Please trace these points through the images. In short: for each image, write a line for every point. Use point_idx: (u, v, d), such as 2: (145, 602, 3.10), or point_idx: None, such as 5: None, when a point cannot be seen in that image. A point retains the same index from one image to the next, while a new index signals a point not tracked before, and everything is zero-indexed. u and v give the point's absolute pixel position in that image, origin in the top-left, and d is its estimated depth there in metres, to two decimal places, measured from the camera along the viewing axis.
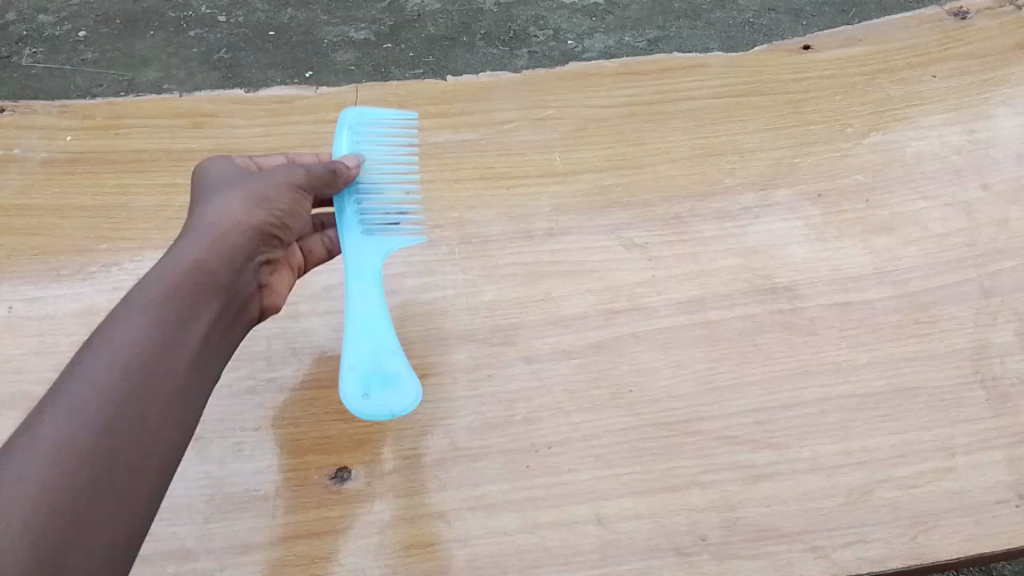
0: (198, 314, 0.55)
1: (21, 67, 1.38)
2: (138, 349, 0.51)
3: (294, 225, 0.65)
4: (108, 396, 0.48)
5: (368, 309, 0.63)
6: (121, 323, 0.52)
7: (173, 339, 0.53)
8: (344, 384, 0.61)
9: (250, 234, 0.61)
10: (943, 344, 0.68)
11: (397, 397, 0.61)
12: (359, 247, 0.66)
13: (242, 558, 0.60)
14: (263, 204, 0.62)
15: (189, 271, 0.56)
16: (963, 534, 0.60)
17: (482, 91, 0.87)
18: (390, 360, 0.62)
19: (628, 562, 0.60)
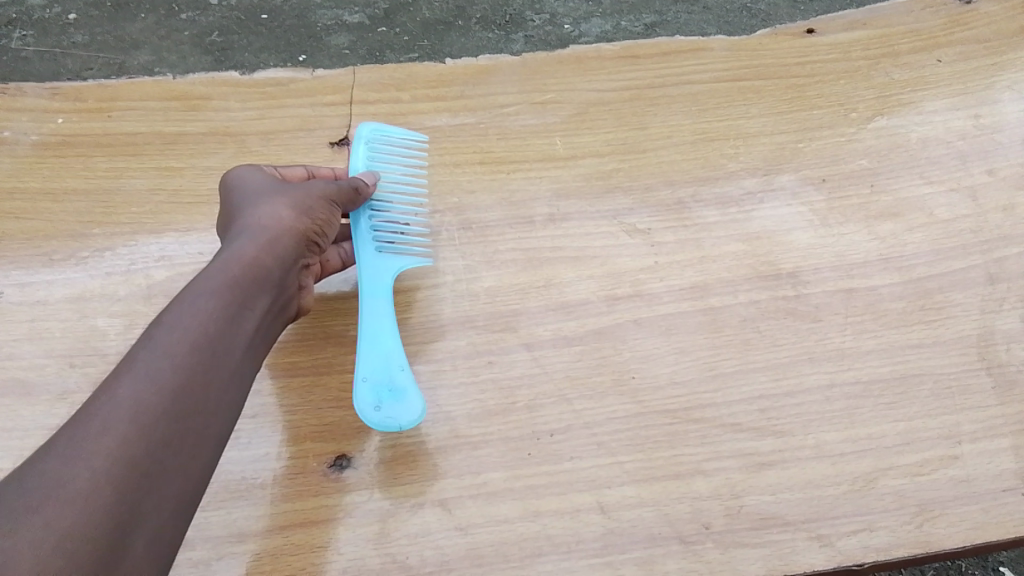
0: (244, 316, 0.57)
1: (10, 50, 1.36)
2: (189, 347, 0.52)
3: (326, 235, 0.67)
4: (160, 391, 0.49)
5: (378, 324, 0.65)
6: (174, 319, 0.53)
7: (220, 340, 0.54)
8: (357, 392, 0.62)
9: (292, 241, 0.63)
10: (948, 331, 0.68)
11: (405, 409, 0.62)
12: (372, 263, 0.68)
13: (240, 547, 0.59)
14: (303, 211, 0.65)
15: (240, 272, 0.58)
16: (969, 522, 0.60)
17: (481, 74, 0.85)
18: (399, 373, 0.63)
19: (632, 550, 0.59)
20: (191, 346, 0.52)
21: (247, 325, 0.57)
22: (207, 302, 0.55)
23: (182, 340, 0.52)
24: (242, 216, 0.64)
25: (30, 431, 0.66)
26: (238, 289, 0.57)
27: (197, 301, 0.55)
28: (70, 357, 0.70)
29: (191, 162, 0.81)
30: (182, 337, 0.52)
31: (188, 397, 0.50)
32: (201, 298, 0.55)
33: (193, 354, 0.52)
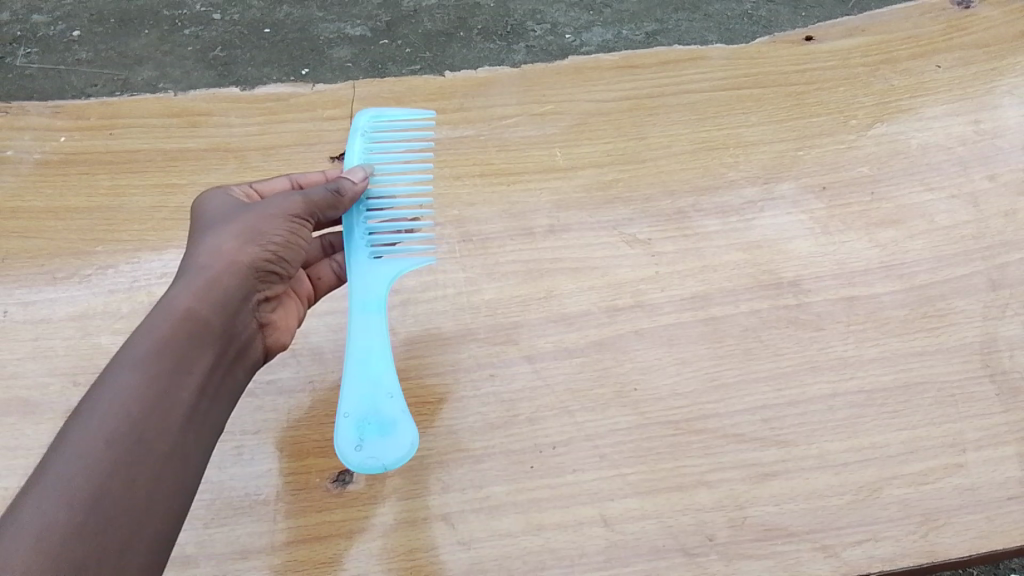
0: (182, 379, 0.54)
1: (15, 67, 1.37)
2: (105, 443, 0.48)
3: (289, 258, 0.63)
4: (72, 505, 0.45)
5: (370, 345, 0.62)
6: (90, 412, 0.49)
7: (148, 419, 0.51)
8: (340, 429, 0.60)
9: (242, 274, 0.59)
10: (951, 339, 0.67)
11: (389, 447, 0.59)
12: (365, 275, 0.65)
13: (243, 564, 0.59)
14: (258, 239, 0.61)
15: (178, 323, 0.55)
16: (975, 531, 0.59)
17: (480, 87, 0.86)
18: (387, 402, 0.61)
19: (636, 563, 0.59)
20: (108, 441, 0.48)
21: (186, 388, 0.54)
22: (131, 379, 0.51)
23: (98, 434, 0.48)
24: (191, 251, 0.60)
25: (33, 450, 0.66)
26: (172, 350, 0.54)
27: (119, 380, 0.51)
28: (73, 375, 0.70)
29: (192, 179, 0.81)
30: (98, 432, 0.49)
31: (110, 497, 0.47)
32: (124, 375, 0.51)
33: (110, 449, 0.48)
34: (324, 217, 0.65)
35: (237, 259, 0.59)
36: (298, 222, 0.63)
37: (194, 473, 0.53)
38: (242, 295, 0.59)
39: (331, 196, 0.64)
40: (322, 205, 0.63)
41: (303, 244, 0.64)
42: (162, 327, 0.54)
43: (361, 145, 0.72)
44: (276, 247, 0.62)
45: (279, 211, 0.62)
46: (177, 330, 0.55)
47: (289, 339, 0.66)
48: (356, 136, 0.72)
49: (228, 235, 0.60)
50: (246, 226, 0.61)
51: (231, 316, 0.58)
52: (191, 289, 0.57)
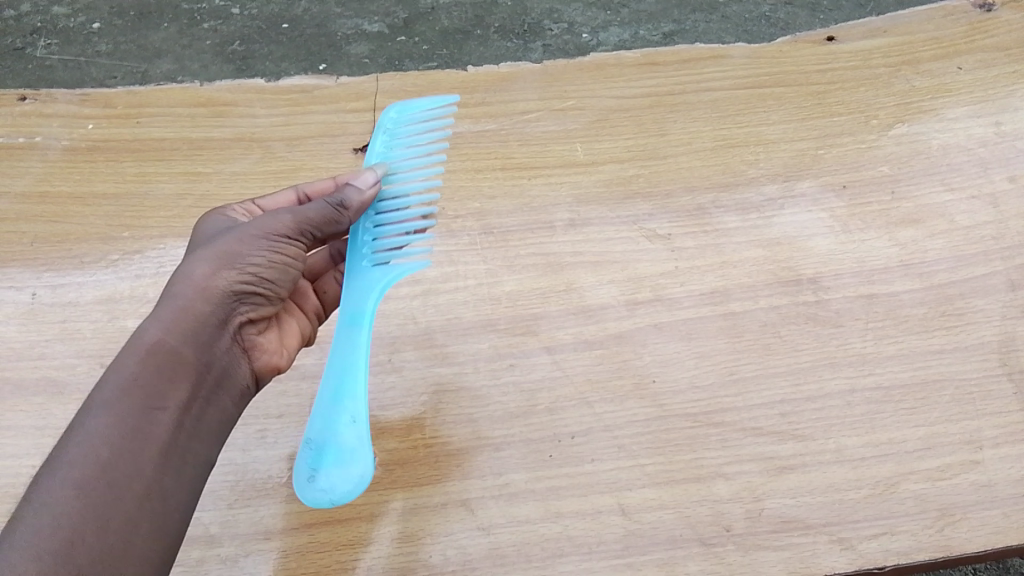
0: (154, 416, 0.53)
1: (36, 58, 1.39)
2: (75, 490, 0.48)
3: (272, 279, 0.61)
4: (39, 554, 0.45)
5: (347, 361, 0.60)
6: (60, 459, 0.49)
7: (118, 461, 0.50)
8: (299, 454, 0.57)
9: (217, 300, 0.58)
10: (969, 337, 0.68)
11: (342, 478, 0.56)
12: (356, 290, 0.65)
13: (265, 544, 0.60)
14: (236, 262, 0.59)
15: (147, 356, 0.54)
16: (992, 527, 0.59)
17: (503, 82, 0.87)
18: (349, 429, 0.57)
19: (652, 552, 0.59)
20: (77, 488, 0.48)
21: (159, 424, 0.53)
22: (99, 422, 0.51)
23: (66, 482, 0.48)
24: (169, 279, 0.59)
25: (60, 429, 0.67)
26: (142, 387, 0.53)
27: (88, 423, 0.51)
28: (99, 357, 0.71)
29: (217, 168, 0.82)
30: (66, 479, 0.48)
31: (80, 545, 0.46)
32: (92, 419, 0.51)
33: (80, 496, 0.48)
34: (314, 231, 0.63)
35: (211, 285, 0.58)
36: (283, 241, 0.62)
37: (176, 507, 0.52)
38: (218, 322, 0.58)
39: (332, 212, 0.64)
40: (313, 219, 0.63)
41: (290, 262, 0.62)
42: (132, 363, 0.53)
43: (379, 145, 0.74)
44: (257, 268, 0.60)
45: (259, 230, 0.61)
46: (147, 365, 0.53)
47: (285, 361, 0.65)
48: (377, 133, 0.75)
49: (201, 259, 0.59)
50: (222, 249, 0.59)
51: (206, 345, 0.57)
52: (161, 321, 0.56)
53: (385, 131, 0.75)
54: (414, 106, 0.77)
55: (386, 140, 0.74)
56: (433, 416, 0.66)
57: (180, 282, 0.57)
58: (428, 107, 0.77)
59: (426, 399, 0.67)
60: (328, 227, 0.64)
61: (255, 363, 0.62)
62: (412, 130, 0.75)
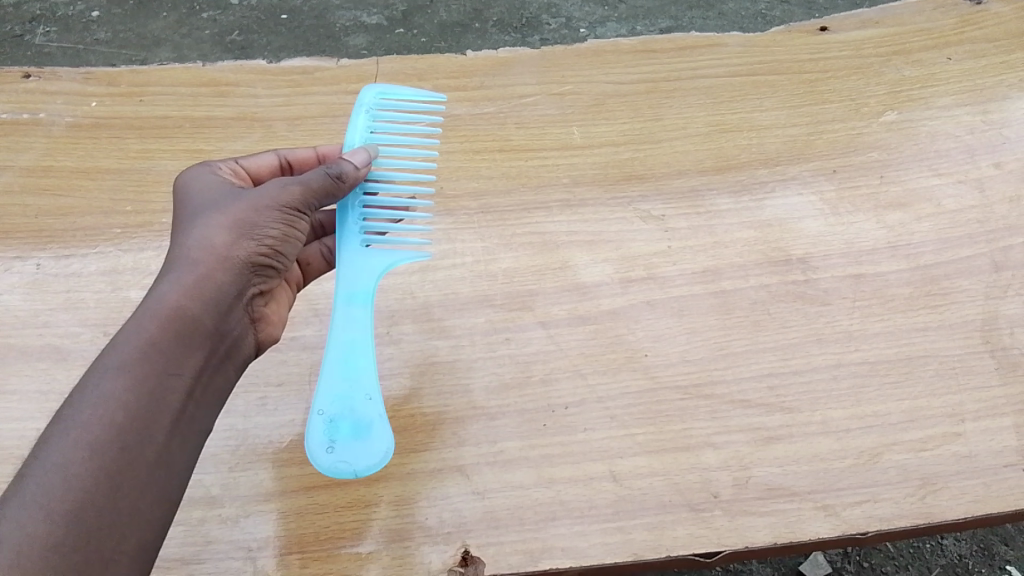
0: (170, 382, 0.52)
1: (34, 45, 1.40)
2: (88, 452, 0.47)
3: (282, 250, 0.61)
4: (50, 517, 0.44)
5: (352, 336, 0.61)
6: (71, 418, 0.48)
7: (131, 425, 0.49)
8: (312, 428, 0.58)
9: (233, 270, 0.58)
10: (954, 316, 0.69)
11: (359, 454, 0.58)
12: (353, 267, 0.65)
13: (265, 506, 0.62)
14: (251, 232, 0.59)
15: (166, 320, 0.54)
16: (971, 495, 0.61)
17: (502, 66, 0.88)
18: (365, 404, 0.59)
19: (642, 516, 0.61)
20: (90, 449, 0.47)
21: (174, 390, 0.52)
22: (114, 384, 0.50)
23: (79, 443, 0.47)
24: (178, 242, 0.58)
25: (64, 395, 0.69)
26: (162, 353, 0.52)
27: (102, 384, 0.50)
28: (103, 326, 0.72)
29: (219, 145, 0.83)
30: (78, 440, 0.47)
31: (91, 509, 0.45)
32: (106, 379, 0.50)
33: (93, 458, 0.47)
34: (321, 204, 0.64)
35: (230, 255, 0.58)
36: (296, 213, 0.62)
37: (179, 475, 0.52)
38: (233, 291, 0.58)
39: (335, 186, 0.63)
40: (317, 190, 0.62)
41: (297, 236, 0.63)
42: (150, 326, 0.53)
43: (365, 123, 0.71)
44: (271, 239, 0.60)
45: (272, 200, 0.61)
46: (166, 329, 0.53)
47: (277, 334, 0.65)
48: (361, 110, 0.72)
49: (216, 227, 0.59)
50: (237, 218, 0.59)
51: (221, 314, 0.57)
52: (179, 286, 0.55)
53: (368, 111, 0.72)
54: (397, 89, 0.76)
55: (371, 119, 0.72)
56: (430, 387, 0.68)
57: (196, 247, 0.57)
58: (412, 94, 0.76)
59: (423, 370, 0.69)
60: (332, 201, 0.64)
61: (257, 335, 0.62)
62: (397, 116, 0.74)
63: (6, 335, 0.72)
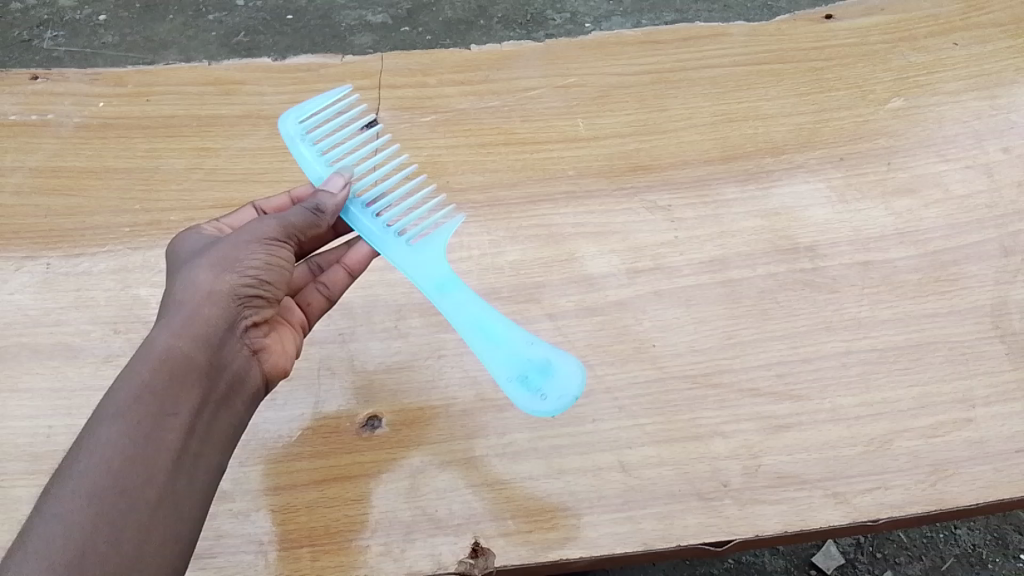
0: (167, 422, 0.51)
1: (43, 50, 1.40)
2: (87, 500, 0.46)
3: (275, 280, 0.59)
4: (52, 568, 0.43)
5: (469, 314, 0.62)
6: (72, 469, 0.47)
7: (130, 470, 0.48)
8: (515, 395, 0.59)
9: (224, 304, 0.56)
10: (963, 301, 0.69)
11: (564, 381, 0.59)
12: (421, 264, 0.64)
13: (276, 500, 0.62)
14: (236, 266, 0.57)
15: (159, 363, 0.52)
16: (983, 481, 0.61)
17: (506, 60, 0.88)
18: (532, 348, 0.60)
19: (652, 506, 0.61)
20: (89, 497, 0.46)
21: (172, 430, 0.51)
22: (110, 429, 0.49)
23: (78, 492, 0.46)
24: (169, 288, 0.57)
25: (76, 391, 0.69)
26: (155, 394, 0.51)
27: (99, 432, 0.49)
28: (113, 324, 0.73)
29: (226, 143, 0.83)
30: (78, 489, 0.46)
31: (95, 553, 0.45)
32: (102, 427, 0.49)
33: (94, 504, 0.46)
34: (300, 237, 0.62)
35: (215, 289, 0.56)
36: (276, 244, 0.60)
37: (189, 514, 0.51)
38: (226, 326, 0.56)
39: (310, 216, 0.62)
40: (297, 224, 0.61)
41: (284, 264, 0.60)
42: (142, 371, 0.52)
43: (308, 153, 0.70)
44: (259, 271, 0.58)
45: (252, 234, 0.59)
46: (159, 371, 0.52)
47: (287, 367, 0.63)
48: (295, 144, 0.71)
49: (203, 266, 0.57)
50: (219, 254, 0.57)
51: (216, 351, 0.55)
52: (169, 328, 0.54)
53: (303, 140, 0.71)
54: (309, 105, 0.74)
55: (311, 146, 0.71)
56: (438, 379, 0.68)
57: (183, 288, 0.56)
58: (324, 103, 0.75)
59: (431, 363, 0.68)
60: (310, 233, 0.62)
61: (262, 368, 0.60)
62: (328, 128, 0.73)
63: (18, 334, 0.72)
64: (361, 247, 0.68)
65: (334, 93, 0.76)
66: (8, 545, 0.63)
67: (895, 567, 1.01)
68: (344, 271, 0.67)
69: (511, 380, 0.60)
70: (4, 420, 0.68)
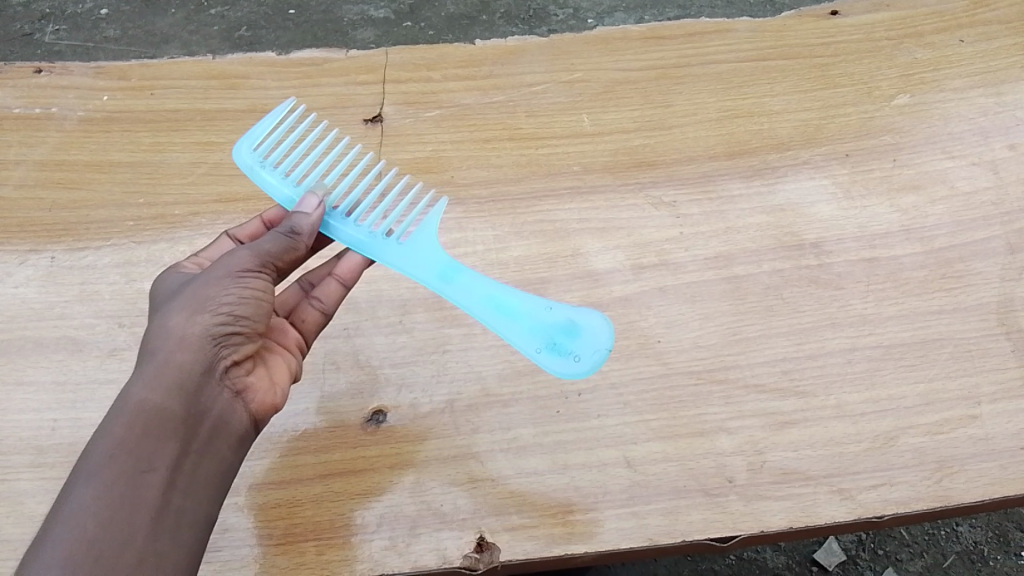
0: (144, 478, 0.50)
1: (44, 44, 1.40)
2: (62, 569, 0.45)
3: (253, 316, 0.57)
4: None
5: (476, 297, 0.62)
6: (47, 538, 0.46)
7: (107, 533, 0.47)
8: (548, 364, 0.60)
9: (198, 348, 0.54)
10: (969, 298, 0.69)
11: (593, 336, 0.61)
12: (421, 258, 0.64)
13: (281, 494, 0.62)
14: (209, 305, 0.55)
15: (133, 417, 0.51)
16: (988, 478, 0.61)
17: (511, 55, 0.88)
18: (551, 314, 0.62)
19: (657, 501, 0.61)
20: (64, 566, 0.45)
21: (151, 486, 0.50)
22: (85, 493, 0.48)
23: (53, 562, 0.45)
24: (144, 335, 0.56)
25: (81, 384, 0.69)
26: (130, 450, 0.50)
27: (75, 496, 0.48)
28: (118, 317, 0.73)
29: (230, 137, 0.83)
30: (52, 558, 0.45)
31: None
32: (77, 490, 0.48)
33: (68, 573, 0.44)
34: (276, 264, 0.59)
35: (188, 333, 0.54)
36: (250, 275, 0.57)
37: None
38: (203, 369, 0.54)
39: (286, 240, 0.59)
40: (271, 251, 0.59)
41: (263, 295, 0.58)
42: (117, 428, 0.51)
43: (274, 179, 0.68)
44: (234, 308, 0.56)
45: (223, 270, 0.57)
46: (133, 426, 0.51)
47: (279, 400, 0.60)
48: (258, 173, 0.68)
49: (175, 311, 0.55)
50: (190, 296, 0.55)
51: (194, 397, 0.53)
52: (143, 380, 0.53)
53: (266, 167, 0.68)
54: (255, 131, 0.71)
55: (275, 172, 0.68)
56: (443, 374, 0.67)
57: (155, 336, 0.54)
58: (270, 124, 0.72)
59: (435, 358, 0.68)
60: (287, 257, 0.60)
61: (249, 407, 0.58)
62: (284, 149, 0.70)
63: (23, 327, 0.72)
64: (350, 256, 0.66)
65: (276, 110, 0.73)
66: (14, 537, 0.63)
67: (896, 564, 1.01)
68: (337, 283, 0.65)
69: (541, 350, 0.61)
70: (9, 413, 0.68)
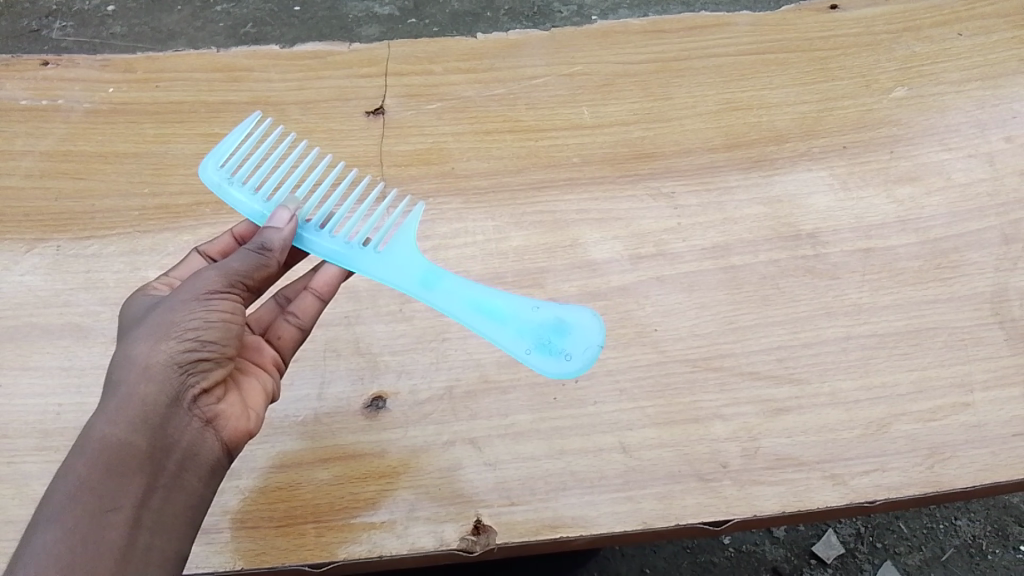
0: (107, 518, 0.50)
1: (51, 40, 1.42)
2: None
3: (222, 341, 0.56)
4: None
5: (459, 302, 0.63)
6: None
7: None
8: (540, 364, 0.61)
9: (163, 377, 0.53)
10: (963, 288, 0.70)
11: (585, 335, 0.62)
12: (402, 263, 0.64)
13: (281, 477, 0.63)
14: (174, 332, 0.54)
15: (96, 455, 0.51)
16: (980, 464, 0.62)
17: (512, 48, 0.89)
18: (536, 313, 0.63)
19: (652, 486, 0.62)
20: None
21: (114, 526, 0.50)
22: (46, 536, 0.48)
23: None
24: (111, 364, 0.55)
25: (85, 370, 0.70)
26: (91, 490, 0.50)
27: (36, 540, 0.48)
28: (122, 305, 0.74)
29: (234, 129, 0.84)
30: None
31: None
32: (38, 534, 0.48)
33: None
34: (245, 282, 0.59)
35: (151, 362, 0.53)
36: (216, 297, 0.56)
37: None
38: (169, 399, 0.53)
39: (256, 257, 0.59)
40: (239, 270, 0.58)
41: (232, 318, 0.57)
42: (80, 467, 0.51)
43: (243, 195, 0.67)
44: (200, 335, 0.55)
45: (188, 294, 0.56)
46: (95, 465, 0.51)
47: (254, 425, 0.60)
48: (225, 190, 0.68)
49: (139, 339, 0.54)
50: (154, 323, 0.54)
51: (160, 430, 0.53)
52: (107, 414, 0.52)
53: (235, 184, 0.68)
54: (220, 149, 0.70)
55: (243, 187, 0.68)
56: (441, 362, 0.68)
57: (119, 366, 0.54)
58: (234, 142, 0.71)
59: (434, 345, 0.69)
60: (259, 274, 0.59)
61: (222, 435, 0.57)
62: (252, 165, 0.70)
63: (30, 314, 0.73)
64: (327, 269, 0.66)
65: (241, 127, 0.72)
66: (20, 518, 0.64)
67: (895, 557, 1.01)
68: (313, 297, 0.65)
69: (532, 350, 0.62)
70: (15, 398, 0.69)
